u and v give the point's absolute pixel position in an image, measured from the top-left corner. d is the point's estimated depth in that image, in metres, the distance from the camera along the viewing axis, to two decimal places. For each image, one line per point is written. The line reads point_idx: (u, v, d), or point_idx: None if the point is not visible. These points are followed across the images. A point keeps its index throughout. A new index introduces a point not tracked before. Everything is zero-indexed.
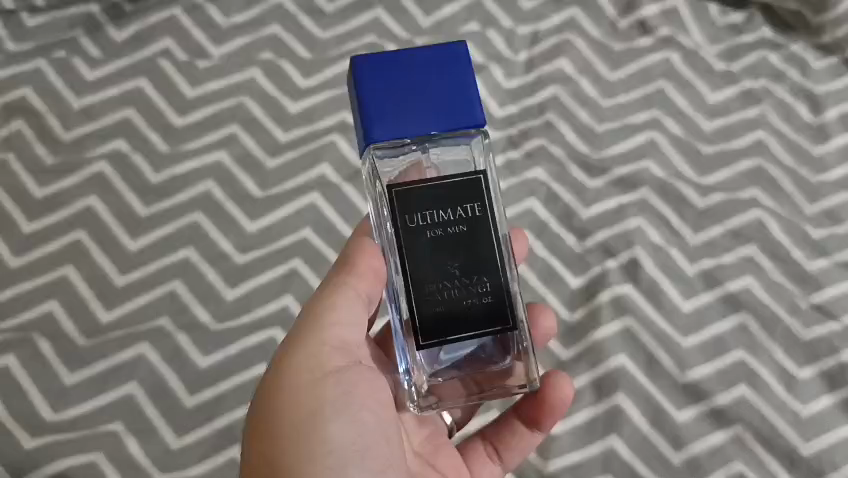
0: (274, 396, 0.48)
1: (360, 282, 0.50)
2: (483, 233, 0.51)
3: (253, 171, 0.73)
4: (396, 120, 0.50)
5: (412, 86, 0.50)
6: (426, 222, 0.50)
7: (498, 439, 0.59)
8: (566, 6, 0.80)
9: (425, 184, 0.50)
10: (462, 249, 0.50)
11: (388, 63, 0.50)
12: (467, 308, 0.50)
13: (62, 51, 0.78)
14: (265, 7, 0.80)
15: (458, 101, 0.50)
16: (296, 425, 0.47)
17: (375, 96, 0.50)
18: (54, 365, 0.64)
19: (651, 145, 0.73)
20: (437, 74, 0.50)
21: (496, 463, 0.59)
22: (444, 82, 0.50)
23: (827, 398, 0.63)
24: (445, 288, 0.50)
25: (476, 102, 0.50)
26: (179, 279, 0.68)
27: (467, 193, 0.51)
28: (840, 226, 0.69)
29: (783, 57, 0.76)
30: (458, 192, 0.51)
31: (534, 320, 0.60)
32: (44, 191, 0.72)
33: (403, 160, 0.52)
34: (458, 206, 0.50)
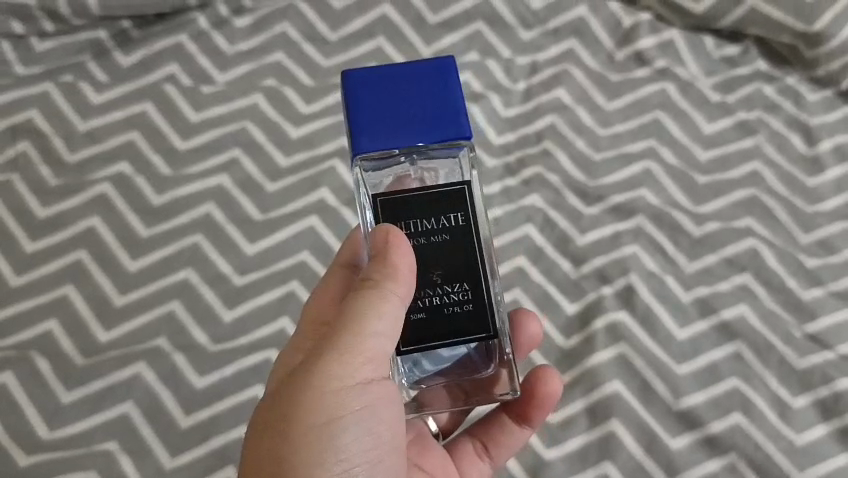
0: (297, 395, 0.47)
1: (399, 291, 0.48)
2: (468, 242, 0.51)
3: (253, 195, 0.74)
4: (383, 131, 0.49)
5: (401, 98, 0.49)
6: (410, 231, 0.50)
7: (486, 438, 0.63)
8: (564, 37, 0.81)
9: (410, 194, 0.50)
10: (444, 258, 0.50)
11: (378, 76, 0.50)
12: (448, 315, 0.51)
13: (69, 75, 0.80)
14: (269, 35, 0.81)
15: (447, 113, 0.49)
16: (313, 430, 0.47)
17: (364, 109, 0.49)
18: (51, 383, 0.65)
19: (647, 174, 0.74)
20: (426, 87, 0.49)
21: (484, 462, 0.62)
22: (432, 94, 0.49)
23: (822, 428, 0.62)
24: (427, 296, 0.51)
25: (465, 115, 0.49)
26: (178, 300, 0.69)
27: (454, 201, 0.50)
28: (834, 255, 0.69)
29: (777, 89, 0.78)
30: (444, 200, 0.50)
31: (521, 322, 0.63)
32: (47, 212, 0.73)
33: (390, 172, 0.51)
34: (442, 216, 0.50)
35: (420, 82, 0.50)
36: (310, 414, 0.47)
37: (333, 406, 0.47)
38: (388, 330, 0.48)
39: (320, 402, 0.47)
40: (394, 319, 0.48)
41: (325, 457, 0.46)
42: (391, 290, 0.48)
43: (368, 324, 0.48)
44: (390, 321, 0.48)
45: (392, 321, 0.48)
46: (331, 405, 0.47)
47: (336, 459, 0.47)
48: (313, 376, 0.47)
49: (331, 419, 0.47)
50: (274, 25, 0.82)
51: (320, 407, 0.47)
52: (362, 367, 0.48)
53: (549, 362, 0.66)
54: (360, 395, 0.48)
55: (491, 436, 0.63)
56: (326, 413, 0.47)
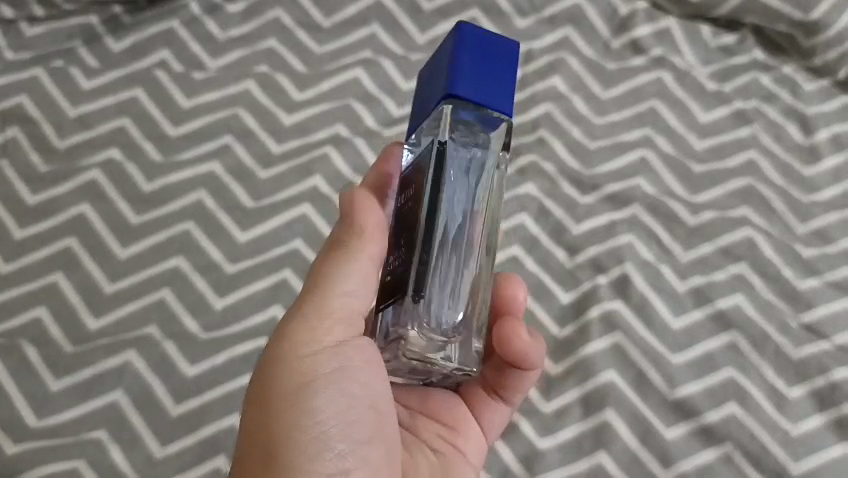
0: (274, 359, 0.50)
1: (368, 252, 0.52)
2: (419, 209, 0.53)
3: (245, 182, 0.73)
4: (419, 112, 0.53)
5: (432, 75, 0.52)
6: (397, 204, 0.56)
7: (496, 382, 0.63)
8: (560, 25, 0.81)
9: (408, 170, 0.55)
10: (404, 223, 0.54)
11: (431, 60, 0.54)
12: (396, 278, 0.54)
13: (59, 61, 0.79)
14: (262, 22, 0.81)
15: (445, 74, 0.50)
16: (292, 389, 0.49)
17: (418, 97, 0.54)
18: (40, 372, 0.64)
19: (643, 163, 0.73)
20: (444, 56, 0.51)
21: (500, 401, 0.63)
22: (445, 61, 0.51)
23: (818, 418, 0.62)
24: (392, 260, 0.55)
25: (457, 72, 0.49)
26: (168, 287, 0.68)
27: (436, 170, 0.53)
28: (829, 246, 0.69)
29: (775, 78, 0.77)
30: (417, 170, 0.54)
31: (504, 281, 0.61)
32: (36, 199, 0.72)
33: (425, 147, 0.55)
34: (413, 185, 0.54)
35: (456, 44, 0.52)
36: (284, 376, 0.49)
37: (306, 366, 0.50)
38: (358, 289, 0.52)
39: (296, 362, 0.50)
40: (360, 278, 0.52)
41: (300, 417, 0.48)
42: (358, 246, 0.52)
43: (336, 284, 0.51)
44: (355, 281, 0.52)
45: (360, 279, 0.52)
46: (303, 365, 0.50)
47: (313, 418, 0.49)
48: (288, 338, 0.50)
49: (303, 379, 0.49)
50: (267, 12, 0.81)
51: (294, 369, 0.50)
52: (332, 329, 0.51)
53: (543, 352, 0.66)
54: (334, 357, 0.51)
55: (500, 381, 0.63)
56: (299, 373, 0.49)
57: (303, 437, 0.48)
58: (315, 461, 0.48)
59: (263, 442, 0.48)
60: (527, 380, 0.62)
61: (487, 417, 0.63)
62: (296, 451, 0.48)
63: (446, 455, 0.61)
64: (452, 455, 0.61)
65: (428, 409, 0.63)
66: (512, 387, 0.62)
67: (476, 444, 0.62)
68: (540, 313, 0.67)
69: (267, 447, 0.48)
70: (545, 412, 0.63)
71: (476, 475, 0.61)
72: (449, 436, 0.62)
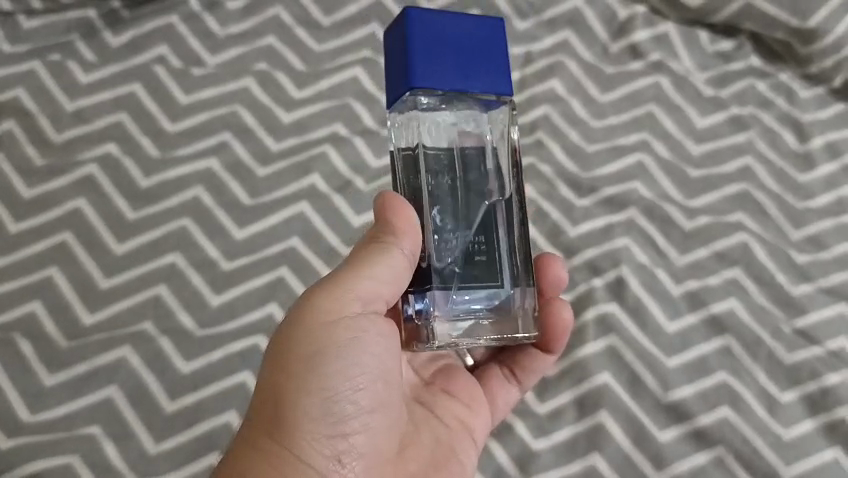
0: (294, 327, 0.51)
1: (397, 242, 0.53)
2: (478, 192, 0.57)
3: (243, 179, 0.73)
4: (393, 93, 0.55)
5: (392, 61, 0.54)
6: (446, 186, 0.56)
7: (514, 363, 0.65)
8: (559, 28, 0.81)
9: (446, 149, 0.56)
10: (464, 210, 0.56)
11: (388, 41, 0.55)
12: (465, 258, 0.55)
13: (57, 54, 0.78)
14: (262, 18, 0.80)
15: (403, 67, 0.52)
16: (308, 357, 0.50)
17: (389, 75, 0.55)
18: (34, 366, 0.63)
19: (640, 166, 0.74)
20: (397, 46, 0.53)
21: (514, 385, 0.64)
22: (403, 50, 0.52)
23: (809, 422, 0.63)
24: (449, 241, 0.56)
25: (414, 65, 0.52)
26: (164, 284, 0.68)
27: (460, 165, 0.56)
28: (823, 252, 0.69)
29: (771, 85, 0.78)
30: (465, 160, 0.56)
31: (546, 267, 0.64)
32: (32, 192, 0.71)
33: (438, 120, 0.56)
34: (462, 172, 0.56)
35: (391, 49, 0.54)
36: (301, 345, 0.50)
37: (322, 338, 0.50)
38: (387, 277, 0.53)
39: (319, 333, 0.50)
40: (394, 264, 0.53)
41: (313, 384, 0.49)
42: (391, 241, 0.53)
43: (366, 268, 0.52)
44: (386, 267, 0.53)
45: (390, 269, 0.53)
46: (322, 336, 0.50)
47: (325, 385, 0.50)
48: (313, 310, 0.51)
49: (318, 349, 0.50)
50: (266, 9, 0.81)
51: (313, 335, 0.50)
52: (353, 303, 0.52)
53: None
54: (352, 330, 0.51)
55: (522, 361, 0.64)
56: (313, 342, 0.50)
57: (311, 406, 0.49)
58: (319, 425, 0.50)
59: (277, 404, 0.49)
60: (546, 365, 0.64)
61: (500, 395, 0.64)
62: (305, 416, 0.49)
63: (452, 429, 0.61)
64: (458, 429, 0.61)
65: (447, 386, 0.64)
66: (530, 371, 0.64)
67: (484, 423, 0.63)
68: None
69: (279, 410, 0.49)
70: (541, 413, 0.64)
71: (476, 450, 0.61)
72: (461, 412, 0.63)
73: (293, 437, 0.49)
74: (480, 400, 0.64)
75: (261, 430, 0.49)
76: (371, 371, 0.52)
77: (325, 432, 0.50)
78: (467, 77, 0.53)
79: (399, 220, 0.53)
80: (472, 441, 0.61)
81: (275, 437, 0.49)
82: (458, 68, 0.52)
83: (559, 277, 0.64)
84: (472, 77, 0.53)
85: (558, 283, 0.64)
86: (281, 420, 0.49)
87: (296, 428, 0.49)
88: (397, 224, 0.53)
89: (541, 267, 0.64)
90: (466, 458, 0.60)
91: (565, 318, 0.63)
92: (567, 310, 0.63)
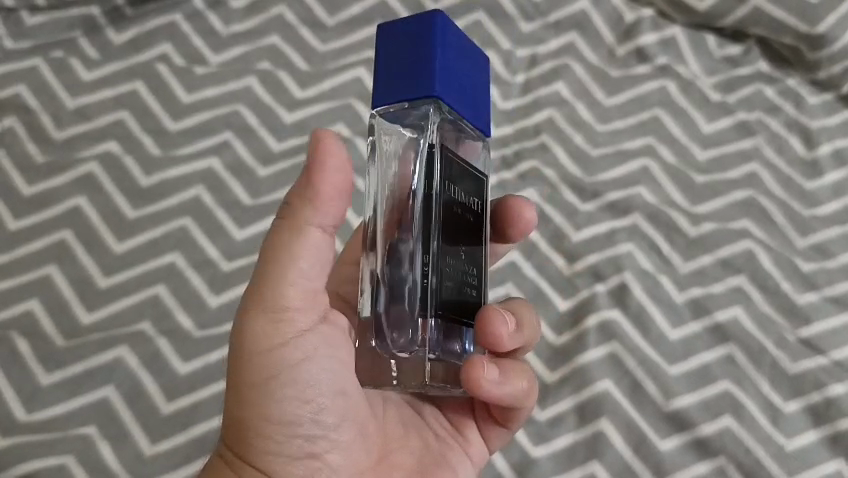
0: (237, 358, 0.44)
1: (323, 212, 0.40)
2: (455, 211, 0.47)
3: (244, 179, 0.72)
4: None
5: None
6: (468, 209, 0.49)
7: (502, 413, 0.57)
8: (565, 31, 0.80)
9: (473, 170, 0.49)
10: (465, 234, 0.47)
11: None
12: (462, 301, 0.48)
13: (60, 51, 0.78)
14: (266, 17, 0.80)
15: None
16: (259, 385, 0.44)
17: None
18: (31, 365, 0.63)
19: (644, 172, 0.73)
20: None
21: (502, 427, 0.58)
22: None
23: (812, 434, 0.62)
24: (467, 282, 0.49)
25: None
26: (163, 284, 0.67)
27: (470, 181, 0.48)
28: (830, 261, 0.69)
29: (778, 91, 0.77)
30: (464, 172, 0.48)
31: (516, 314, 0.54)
32: (32, 189, 0.71)
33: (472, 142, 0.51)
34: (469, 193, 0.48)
35: None
36: (252, 373, 0.44)
37: (271, 363, 0.44)
38: (317, 270, 0.43)
39: (264, 357, 0.44)
40: (325, 253, 0.42)
41: (273, 411, 0.45)
42: (311, 213, 0.40)
43: (292, 268, 0.42)
44: (314, 260, 0.42)
45: (320, 258, 0.42)
46: (272, 359, 0.44)
47: (282, 411, 0.45)
48: (251, 333, 0.43)
49: (271, 375, 0.44)
50: (270, 7, 0.80)
51: (259, 361, 0.44)
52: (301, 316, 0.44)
53: (540, 360, 0.65)
54: (298, 350, 0.44)
55: (505, 413, 0.57)
56: (262, 372, 0.44)
57: (274, 431, 0.45)
58: (290, 450, 0.46)
59: (241, 438, 0.45)
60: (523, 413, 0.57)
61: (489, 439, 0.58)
62: (270, 445, 0.45)
63: (444, 442, 0.56)
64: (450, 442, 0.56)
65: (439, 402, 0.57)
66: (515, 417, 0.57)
67: (481, 446, 0.57)
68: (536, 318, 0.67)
69: (244, 443, 0.45)
70: (541, 420, 0.63)
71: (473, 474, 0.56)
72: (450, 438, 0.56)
73: (264, 462, 0.46)
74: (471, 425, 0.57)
75: (234, 456, 0.46)
76: (329, 383, 0.46)
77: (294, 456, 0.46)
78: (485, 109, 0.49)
79: (325, 183, 0.39)
80: (469, 464, 0.56)
81: (247, 464, 0.46)
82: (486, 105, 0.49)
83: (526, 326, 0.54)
84: (482, 115, 0.48)
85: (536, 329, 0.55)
86: (246, 451, 0.45)
87: (262, 460, 0.46)
88: (324, 189, 0.39)
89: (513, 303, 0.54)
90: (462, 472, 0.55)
91: (496, 315, 0.49)
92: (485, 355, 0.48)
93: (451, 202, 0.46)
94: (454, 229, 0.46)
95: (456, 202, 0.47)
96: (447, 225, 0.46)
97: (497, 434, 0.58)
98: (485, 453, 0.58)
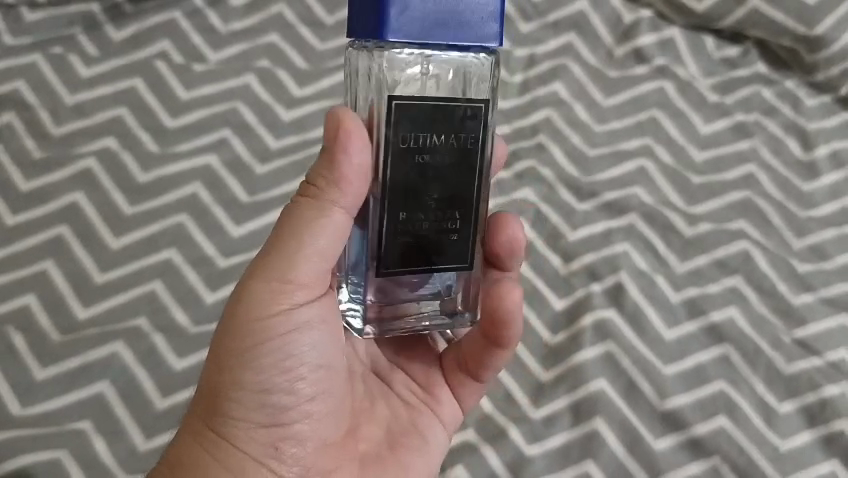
0: (233, 321, 0.47)
1: (342, 195, 0.47)
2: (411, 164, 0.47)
3: (241, 176, 0.72)
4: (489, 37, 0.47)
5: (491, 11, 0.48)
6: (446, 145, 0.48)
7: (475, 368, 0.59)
8: (564, 31, 0.80)
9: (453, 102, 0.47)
10: (432, 180, 0.48)
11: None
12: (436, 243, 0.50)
13: (59, 48, 0.79)
14: (265, 15, 0.80)
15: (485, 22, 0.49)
16: (245, 352, 0.47)
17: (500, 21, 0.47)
18: (26, 360, 0.63)
19: (642, 172, 0.73)
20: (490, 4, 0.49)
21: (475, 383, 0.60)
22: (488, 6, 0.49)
23: (807, 434, 0.62)
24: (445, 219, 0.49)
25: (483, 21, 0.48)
26: (160, 279, 0.67)
27: (452, 118, 0.47)
28: (826, 262, 0.69)
29: (776, 93, 0.77)
30: (432, 119, 0.47)
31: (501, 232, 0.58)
32: (29, 185, 0.71)
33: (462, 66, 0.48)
34: (445, 135, 0.47)
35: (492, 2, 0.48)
36: (239, 339, 0.47)
37: (259, 332, 0.47)
38: (323, 248, 0.48)
39: (255, 325, 0.47)
40: (333, 232, 0.47)
41: (252, 379, 0.48)
42: (335, 197, 0.47)
43: (301, 243, 0.47)
44: (321, 239, 0.47)
45: (328, 237, 0.47)
46: (263, 327, 0.47)
47: (260, 381, 0.48)
48: (250, 298, 0.47)
49: (257, 342, 0.48)
50: (270, 5, 0.81)
51: (249, 328, 0.47)
52: (294, 291, 0.48)
53: (535, 358, 0.65)
54: (291, 321, 0.48)
55: (476, 366, 0.59)
56: (252, 338, 0.47)
57: (249, 399, 0.48)
58: (258, 418, 0.49)
59: (218, 401, 0.48)
60: (500, 357, 0.58)
61: (464, 400, 0.60)
62: (242, 410, 0.48)
63: (411, 408, 0.59)
64: (418, 409, 0.59)
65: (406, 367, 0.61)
66: (487, 369, 0.58)
67: (453, 409, 0.60)
68: (532, 317, 0.67)
69: (216, 406, 0.48)
70: (537, 419, 0.62)
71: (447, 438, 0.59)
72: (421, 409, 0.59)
73: (232, 430, 0.48)
74: (443, 386, 0.60)
75: (206, 419, 0.48)
76: (313, 359, 0.50)
77: (264, 425, 0.49)
78: (490, 24, 0.46)
79: (348, 168, 0.46)
80: (441, 428, 0.59)
81: (215, 430, 0.48)
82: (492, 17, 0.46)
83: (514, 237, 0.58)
84: (482, 30, 0.46)
85: (517, 249, 0.59)
86: (220, 414, 0.48)
87: (234, 427, 0.48)
88: (345, 174, 0.46)
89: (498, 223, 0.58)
90: (432, 439, 0.58)
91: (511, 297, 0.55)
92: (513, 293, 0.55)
93: (414, 151, 0.47)
94: (418, 178, 0.48)
95: (423, 149, 0.47)
96: (406, 177, 0.48)
97: (470, 391, 0.60)
98: (458, 415, 0.60)
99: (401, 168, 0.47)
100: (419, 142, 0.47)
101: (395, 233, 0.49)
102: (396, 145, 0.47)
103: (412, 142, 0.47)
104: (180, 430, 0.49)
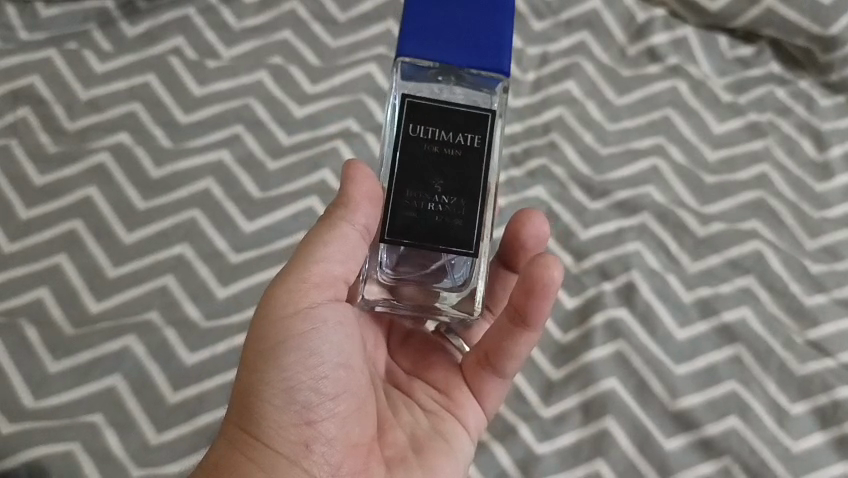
0: (256, 324, 0.49)
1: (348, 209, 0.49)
2: (418, 150, 0.50)
3: (253, 172, 0.73)
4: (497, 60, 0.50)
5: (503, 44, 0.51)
6: (451, 141, 0.50)
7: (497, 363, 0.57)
8: (576, 30, 0.80)
9: (454, 106, 0.50)
10: (436, 165, 0.50)
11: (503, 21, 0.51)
12: (439, 224, 0.50)
13: (74, 43, 0.79)
14: (277, 12, 0.80)
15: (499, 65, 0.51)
16: (268, 353, 0.48)
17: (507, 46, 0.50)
18: (39, 351, 0.63)
19: (654, 172, 0.73)
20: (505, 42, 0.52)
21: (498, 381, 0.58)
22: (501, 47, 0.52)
23: (819, 436, 0.61)
24: (452, 203, 0.50)
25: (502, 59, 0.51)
26: (171, 274, 0.68)
27: (462, 119, 0.50)
28: (839, 262, 0.69)
29: (790, 92, 0.77)
30: (437, 115, 0.50)
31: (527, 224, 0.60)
32: (43, 179, 0.71)
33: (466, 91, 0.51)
34: (453, 131, 0.50)
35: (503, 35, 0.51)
36: (262, 340, 0.48)
37: (281, 331, 0.48)
38: (336, 253, 0.49)
39: (276, 327, 0.48)
40: (345, 239, 0.49)
41: (276, 378, 0.48)
42: (342, 212, 0.49)
43: (315, 248, 0.49)
44: (336, 244, 0.49)
45: (342, 244, 0.49)
46: (284, 328, 0.48)
47: (284, 379, 0.48)
48: (272, 304, 0.48)
49: (279, 342, 0.48)
50: (283, 3, 0.81)
51: (271, 330, 0.48)
52: (311, 292, 0.49)
53: (545, 357, 0.65)
54: (310, 321, 0.49)
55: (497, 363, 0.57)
56: (274, 337, 0.48)
57: (275, 398, 0.48)
58: (284, 417, 0.48)
59: (248, 403, 0.48)
60: (528, 339, 0.55)
61: (486, 400, 0.59)
62: (270, 409, 0.48)
63: (434, 416, 0.58)
64: (440, 416, 0.58)
65: (424, 375, 0.60)
66: (509, 361, 0.56)
67: (477, 415, 0.59)
68: None
69: (246, 409, 0.48)
70: (546, 417, 0.62)
71: (470, 439, 0.58)
72: (445, 412, 0.58)
73: (263, 431, 0.48)
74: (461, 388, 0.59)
75: (238, 422, 0.49)
76: (333, 356, 0.50)
77: (291, 425, 0.49)
78: (494, 45, 0.49)
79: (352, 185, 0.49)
80: (465, 434, 0.58)
81: (247, 432, 0.48)
82: (496, 43, 0.49)
83: (538, 232, 0.60)
84: (486, 51, 0.49)
85: (543, 240, 0.61)
86: (250, 415, 0.48)
87: (263, 427, 0.48)
88: (352, 193, 0.49)
89: (525, 216, 0.60)
90: (459, 444, 0.57)
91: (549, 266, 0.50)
92: (555, 269, 0.50)
93: (420, 140, 0.50)
94: (422, 164, 0.50)
95: (430, 139, 0.50)
96: (410, 161, 0.50)
97: (493, 394, 0.59)
98: (482, 419, 0.59)
99: (408, 154, 0.50)
100: (427, 134, 0.50)
101: (399, 209, 0.50)
102: (406, 134, 0.50)
103: (415, 130, 0.50)
104: (217, 439, 0.49)
